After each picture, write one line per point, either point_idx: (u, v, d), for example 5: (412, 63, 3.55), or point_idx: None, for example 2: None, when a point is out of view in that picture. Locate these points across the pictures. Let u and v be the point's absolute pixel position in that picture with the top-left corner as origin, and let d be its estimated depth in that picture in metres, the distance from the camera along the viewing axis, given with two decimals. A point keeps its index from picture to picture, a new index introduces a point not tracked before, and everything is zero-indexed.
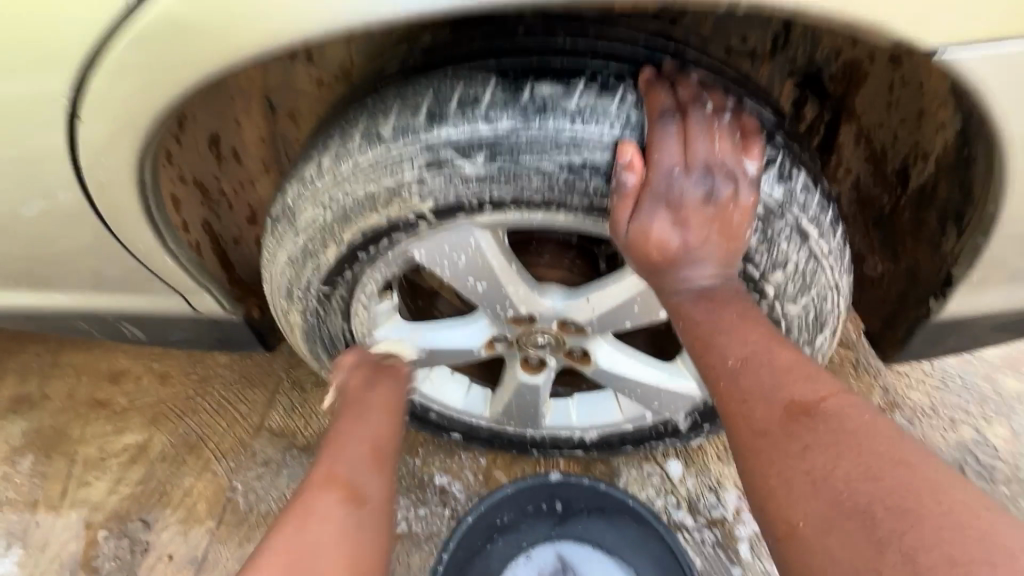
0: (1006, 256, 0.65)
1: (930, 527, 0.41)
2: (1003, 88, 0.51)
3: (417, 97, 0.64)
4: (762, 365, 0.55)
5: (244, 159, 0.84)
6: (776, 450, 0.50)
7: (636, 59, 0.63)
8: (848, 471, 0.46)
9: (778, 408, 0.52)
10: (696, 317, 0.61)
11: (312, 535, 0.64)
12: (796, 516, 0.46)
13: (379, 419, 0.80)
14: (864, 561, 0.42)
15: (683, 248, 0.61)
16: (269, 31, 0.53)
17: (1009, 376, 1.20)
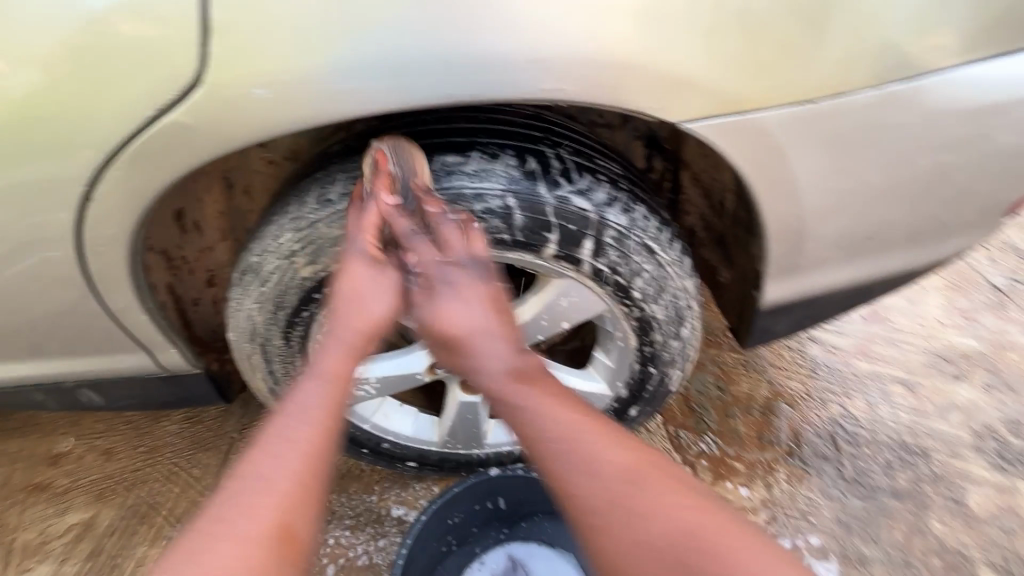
0: (789, 255, 0.85)
1: (638, 487, 0.66)
2: (737, 144, 0.70)
3: (356, 169, 0.81)
4: (599, 441, 0.69)
5: (205, 229, 0.98)
6: (549, 436, 0.69)
7: (515, 131, 0.81)
8: (602, 453, 0.68)
9: (552, 404, 0.72)
10: (503, 394, 0.73)
11: (247, 509, 0.61)
12: (566, 487, 0.67)
13: (319, 387, 0.70)
14: (606, 505, 0.65)
15: (463, 327, 0.75)
16: (258, 124, 0.65)
17: (862, 360, 1.47)
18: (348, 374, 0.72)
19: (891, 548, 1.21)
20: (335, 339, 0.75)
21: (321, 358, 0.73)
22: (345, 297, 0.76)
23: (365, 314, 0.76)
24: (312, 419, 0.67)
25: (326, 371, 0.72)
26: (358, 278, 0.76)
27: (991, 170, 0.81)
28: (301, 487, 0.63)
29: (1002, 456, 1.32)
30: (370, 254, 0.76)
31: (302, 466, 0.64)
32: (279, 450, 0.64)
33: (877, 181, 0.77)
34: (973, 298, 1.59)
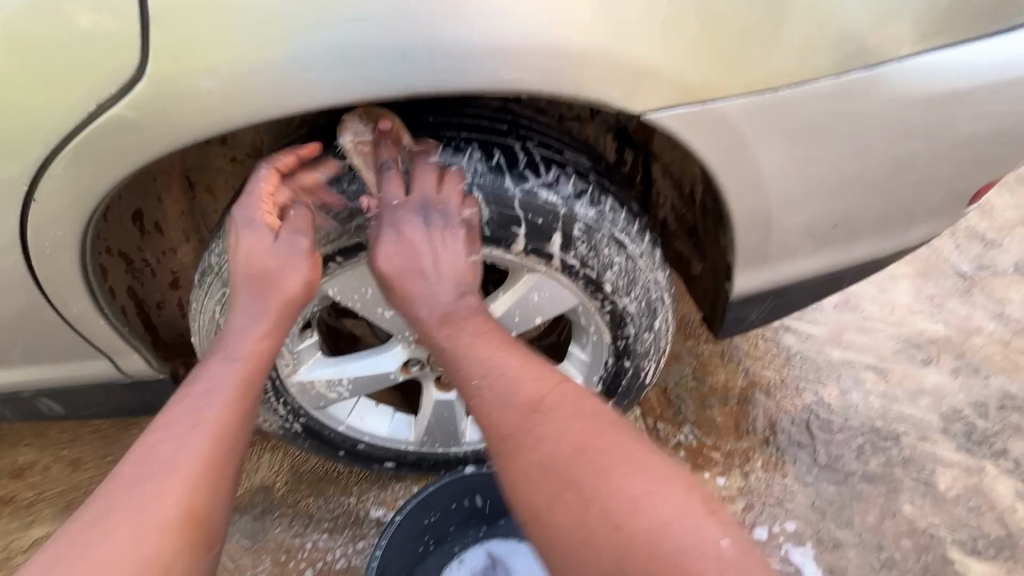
0: (757, 245, 0.85)
1: (558, 413, 0.66)
2: (699, 135, 0.70)
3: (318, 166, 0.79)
4: (506, 371, 0.70)
5: (166, 230, 0.95)
6: (476, 368, 0.70)
7: (481, 124, 0.79)
8: (523, 381, 0.69)
9: (484, 337, 0.73)
10: (439, 341, 0.74)
11: (147, 491, 0.57)
12: (489, 418, 0.68)
13: (213, 375, 0.66)
14: (522, 430, 0.66)
15: (412, 269, 0.75)
16: (209, 119, 0.63)
17: (834, 347, 1.50)
18: (255, 355, 0.69)
19: (863, 531, 1.23)
20: (246, 310, 0.71)
21: (223, 342, 0.70)
22: (241, 274, 0.72)
23: (273, 269, 0.72)
24: (217, 398, 0.64)
25: (225, 357, 0.68)
26: (260, 250, 0.72)
27: (952, 157, 0.83)
28: (186, 484, 0.58)
29: (970, 437, 1.35)
30: (268, 221, 0.73)
31: (187, 460, 0.60)
32: (164, 449, 0.60)
33: (841, 169, 0.78)
34: (941, 284, 1.63)
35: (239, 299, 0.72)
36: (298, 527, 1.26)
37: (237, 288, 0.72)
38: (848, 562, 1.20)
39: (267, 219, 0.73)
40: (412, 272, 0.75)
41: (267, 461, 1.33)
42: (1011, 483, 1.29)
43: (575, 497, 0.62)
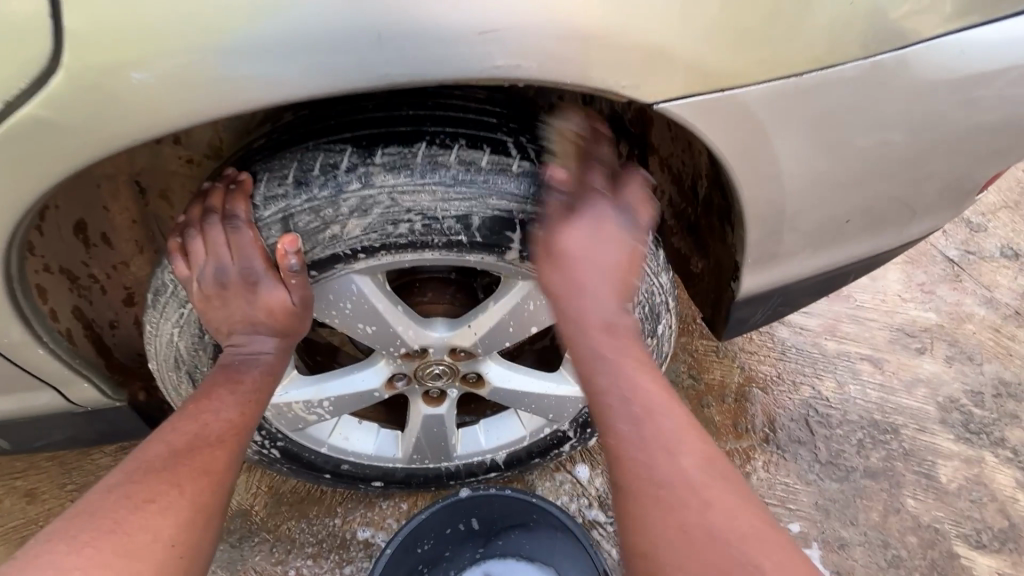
0: (767, 243, 0.80)
1: (715, 486, 0.61)
2: (712, 127, 0.63)
3: (283, 168, 0.69)
4: (655, 401, 0.66)
5: (116, 242, 0.85)
6: (632, 413, 0.65)
7: (467, 119, 0.71)
8: (677, 441, 0.64)
9: (639, 380, 0.68)
10: (591, 346, 0.71)
11: (191, 450, 0.66)
12: (640, 464, 0.63)
13: (236, 396, 0.73)
14: (672, 489, 0.61)
15: (582, 261, 0.72)
16: (152, 119, 0.54)
17: (829, 339, 1.47)
18: (268, 386, 0.77)
19: (868, 529, 1.21)
20: (259, 345, 0.77)
21: (239, 371, 0.75)
22: (245, 318, 0.75)
23: (288, 314, 0.76)
24: (248, 391, 0.74)
25: (241, 384, 0.74)
26: (269, 295, 0.74)
27: (967, 147, 0.78)
28: (211, 489, 0.64)
29: (967, 427, 1.34)
30: (270, 272, 0.73)
31: (212, 470, 0.65)
32: (193, 456, 0.65)
33: (858, 161, 0.73)
34: (930, 271, 1.61)
35: (256, 335, 0.77)
36: (280, 553, 1.17)
37: (252, 327, 0.76)
38: (855, 562, 1.17)
39: (270, 270, 0.73)
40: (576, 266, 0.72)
41: (243, 483, 1.24)
42: (1009, 472, 1.28)
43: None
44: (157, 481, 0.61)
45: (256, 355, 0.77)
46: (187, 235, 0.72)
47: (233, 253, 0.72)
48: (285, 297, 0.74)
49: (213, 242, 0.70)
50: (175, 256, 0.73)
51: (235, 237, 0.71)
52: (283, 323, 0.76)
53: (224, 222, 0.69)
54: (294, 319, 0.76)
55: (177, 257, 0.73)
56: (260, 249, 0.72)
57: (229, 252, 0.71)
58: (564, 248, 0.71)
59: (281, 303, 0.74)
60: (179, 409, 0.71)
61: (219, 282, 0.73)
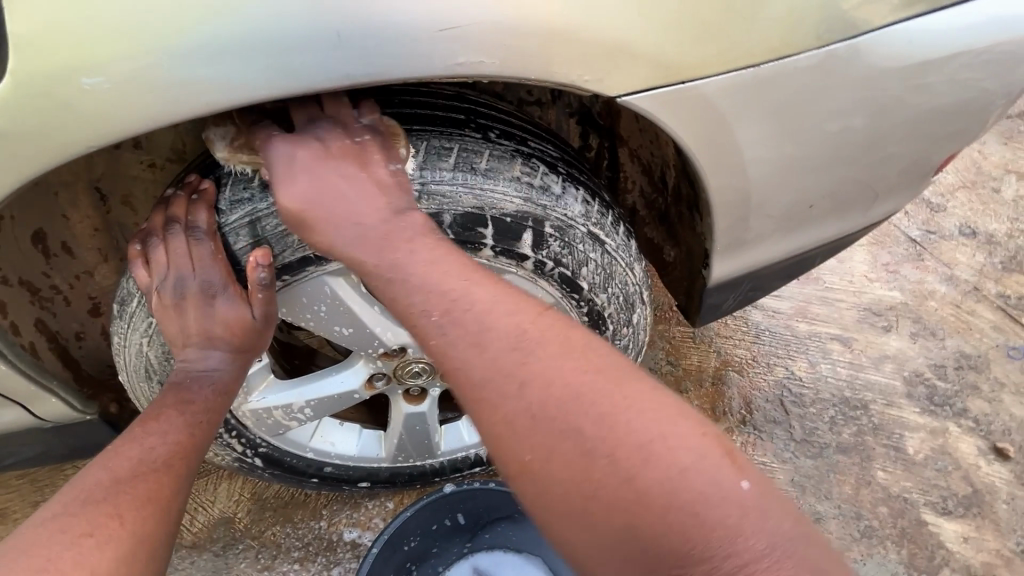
0: (734, 229, 0.82)
1: (541, 359, 0.55)
2: (674, 118, 0.64)
3: (248, 171, 0.69)
4: (463, 291, 0.60)
5: (78, 251, 0.83)
6: (455, 313, 0.59)
7: (435, 115, 0.71)
8: (492, 326, 0.57)
9: (432, 288, 0.60)
10: (392, 267, 0.63)
11: (129, 479, 0.61)
12: (461, 365, 0.57)
13: (183, 419, 0.70)
14: (511, 376, 0.55)
15: (324, 204, 0.64)
16: (104, 126, 0.53)
17: (800, 321, 1.51)
18: (222, 404, 0.75)
19: (841, 503, 1.25)
20: (212, 362, 0.75)
21: (189, 391, 0.73)
22: (200, 332, 0.73)
23: (247, 330, 0.74)
24: (195, 413, 0.72)
25: (193, 404, 0.72)
26: (225, 310, 0.73)
27: (920, 131, 0.81)
28: (156, 518, 0.60)
29: (932, 400, 1.39)
30: (231, 285, 0.72)
31: (158, 497, 0.62)
32: (135, 483, 0.61)
33: (818, 147, 0.75)
34: (894, 251, 1.67)
35: (206, 350, 0.74)
36: (266, 560, 1.16)
37: (203, 339, 0.73)
38: (830, 535, 1.21)
39: (230, 284, 0.72)
40: (337, 194, 0.64)
41: (225, 490, 1.23)
42: (972, 441, 1.34)
43: (566, 428, 0.52)
44: (89, 517, 0.57)
45: (208, 375, 0.74)
46: (149, 242, 0.71)
47: (193, 266, 0.70)
48: (238, 311, 0.73)
49: (175, 252, 0.69)
50: (136, 263, 0.71)
51: (195, 248, 0.69)
52: (239, 337, 0.74)
53: (186, 232, 0.68)
54: (249, 333, 0.74)
55: (138, 263, 0.71)
56: (221, 262, 0.71)
57: (189, 264, 0.70)
58: (288, 194, 0.63)
59: (235, 317, 0.73)
60: (122, 434, 0.67)
61: (178, 294, 0.71)
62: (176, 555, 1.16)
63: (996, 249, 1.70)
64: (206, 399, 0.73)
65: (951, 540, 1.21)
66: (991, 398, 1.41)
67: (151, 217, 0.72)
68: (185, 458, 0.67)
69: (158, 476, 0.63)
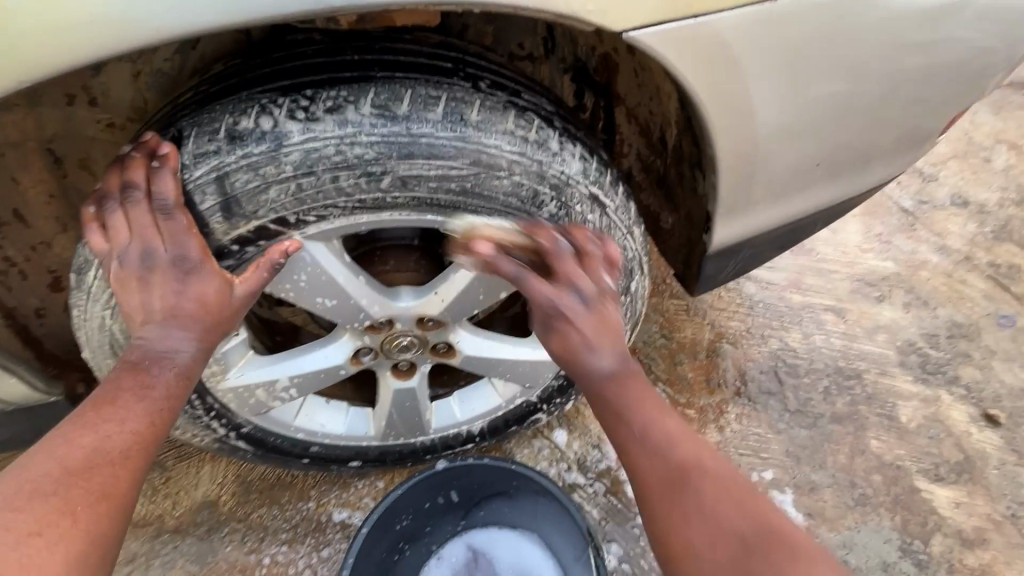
0: (740, 188, 0.78)
1: (720, 482, 0.60)
2: (683, 57, 0.60)
3: (214, 122, 0.63)
4: (655, 411, 0.65)
5: (31, 220, 0.76)
6: (638, 420, 0.64)
7: (419, 65, 0.66)
8: (676, 441, 0.63)
9: (633, 397, 0.65)
10: (608, 399, 0.66)
11: (81, 473, 0.57)
12: (647, 465, 0.62)
13: (143, 405, 0.63)
14: (692, 486, 0.59)
15: (580, 340, 0.65)
16: (35, 51, 0.48)
17: (794, 292, 1.49)
18: (183, 391, 0.67)
19: (836, 471, 1.24)
20: (174, 343, 0.65)
21: (148, 374, 0.65)
22: (165, 309, 0.64)
23: (225, 307, 0.66)
24: (156, 398, 0.64)
25: (152, 389, 0.64)
26: (198, 285, 0.64)
27: (927, 87, 0.79)
28: (111, 516, 0.57)
29: (924, 368, 1.39)
30: (208, 260, 0.64)
31: (112, 493, 0.58)
32: (87, 478, 0.57)
33: (825, 100, 0.72)
34: (887, 221, 1.65)
35: (171, 329, 0.65)
36: (252, 542, 1.12)
37: (164, 316, 0.64)
38: (825, 504, 1.21)
39: (206, 260, 0.64)
40: (567, 330, 0.66)
41: (207, 474, 1.18)
42: (963, 408, 1.34)
43: (736, 550, 0.55)
44: (37, 516, 0.54)
45: (167, 359, 0.65)
46: (105, 206, 0.63)
47: (165, 239, 0.63)
48: (212, 285, 0.65)
49: (139, 220, 0.62)
50: (90, 227, 0.64)
51: (166, 220, 0.63)
52: (209, 316, 0.66)
53: (150, 201, 0.62)
54: (220, 311, 0.66)
55: (93, 229, 0.64)
56: (196, 236, 0.64)
57: (159, 236, 0.63)
58: (543, 322, 0.68)
59: (207, 291, 0.65)
60: (78, 414, 0.62)
61: (143, 266, 0.63)
62: (158, 540, 1.12)
63: (987, 218, 1.69)
64: (165, 385, 0.65)
65: (944, 505, 1.21)
66: (982, 365, 1.41)
67: (104, 178, 0.65)
68: (145, 447, 0.62)
69: (116, 469, 0.59)
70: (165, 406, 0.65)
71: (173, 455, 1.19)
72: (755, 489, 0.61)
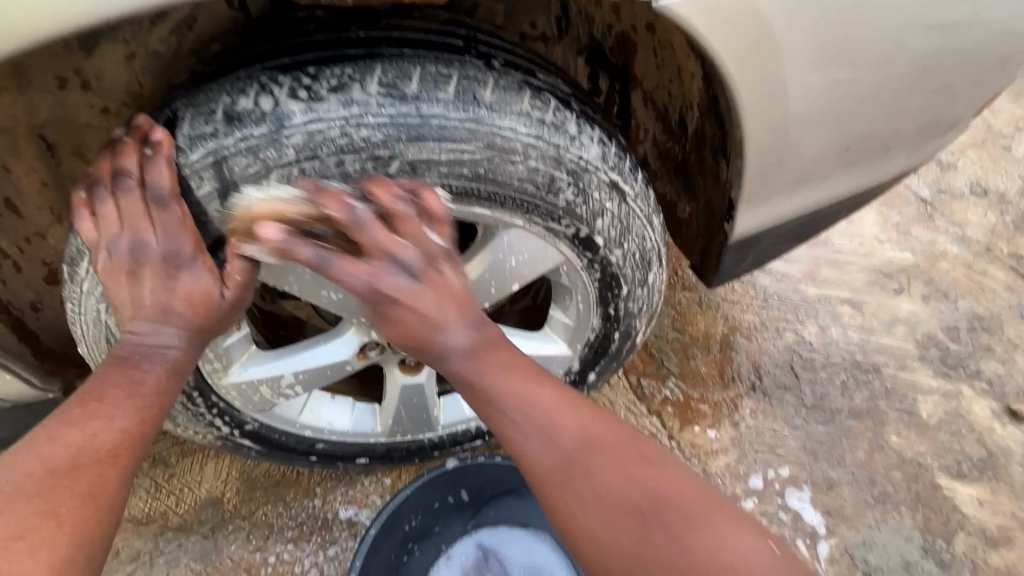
0: (766, 173, 0.75)
1: (607, 458, 0.59)
2: (716, 28, 0.57)
3: (212, 103, 0.60)
4: (524, 386, 0.62)
5: (24, 209, 0.73)
6: (512, 404, 0.61)
7: (427, 43, 0.62)
8: (553, 416, 0.60)
9: (502, 376, 0.62)
10: (471, 379, 0.62)
11: (66, 473, 0.55)
12: (536, 450, 0.60)
13: (133, 401, 0.60)
14: (582, 464, 0.59)
15: (417, 316, 0.61)
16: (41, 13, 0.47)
17: (809, 284, 1.45)
18: (174, 386, 0.64)
19: (855, 468, 1.21)
20: (164, 338, 0.63)
21: (139, 369, 0.62)
22: (156, 304, 0.62)
23: (215, 304, 0.64)
24: (145, 395, 0.61)
25: (143, 384, 0.62)
26: (188, 280, 0.62)
27: (962, 68, 0.75)
28: (99, 519, 0.55)
29: (944, 361, 1.35)
30: (202, 257, 0.62)
31: (101, 494, 0.56)
32: (73, 479, 0.55)
33: (852, 82, 0.68)
34: (905, 211, 1.60)
35: (160, 325, 0.62)
36: (257, 540, 1.10)
37: (150, 311, 0.62)
38: (844, 501, 1.18)
39: (200, 253, 0.62)
40: (404, 312, 0.61)
41: (211, 470, 1.16)
42: (985, 403, 1.30)
43: (634, 521, 0.57)
44: (21, 519, 0.51)
45: (157, 355, 0.63)
46: (94, 193, 0.60)
47: (158, 231, 0.60)
48: (206, 280, 0.62)
49: (131, 210, 0.60)
50: (80, 214, 0.61)
51: (162, 212, 0.60)
52: (200, 312, 0.63)
53: (142, 190, 0.59)
54: (212, 308, 0.63)
55: (84, 215, 0.61)
56: (191, 229, 0.62)
57: (152, 227, 0.60)
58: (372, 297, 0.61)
59: (199, 286, 0.62)
60: (63, 411, 0.58)
61: (133, 258, 0.61)
62: (161, 538, 1.10)
63: (1007, 208, 1.64)
64: (156, 382, 0.62)
65: (966, 503, 1.18)
66: (1005, 359, 1.37)
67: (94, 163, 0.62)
68: (134, 445, 0.59)
69: (103, 467, 0.56)
70: (155, 403, 0.62)
71: (176, 452, 1.17)
72: (638, 441, 0.62)
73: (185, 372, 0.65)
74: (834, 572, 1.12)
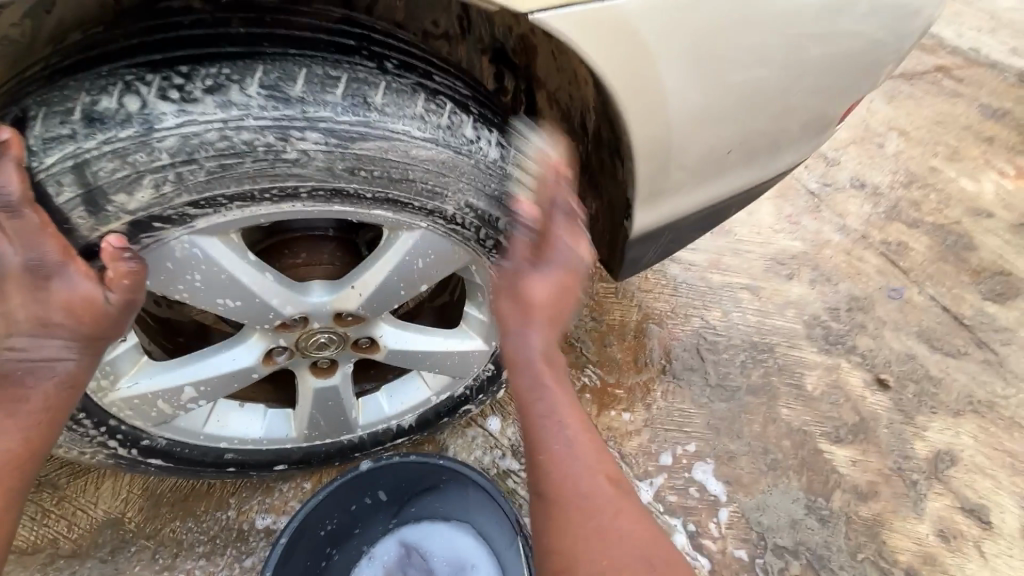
0: (658, 173, 0.79)
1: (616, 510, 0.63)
2: (589, 41, 0.61)
3: (69, 103, 0.56)
4: (574, 414, 0.67)
5: None
6: (552, 424, 0.65)
7: (316, 43, 0.61)
8: (586, 448, 0.65)
9: (556, 398, 0.66)
10: (523, 372, 0.67)
11: None
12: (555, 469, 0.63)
13: (13, 422, 0.62)
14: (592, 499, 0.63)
15: (516, 292, 0.67)
16: None
17: (714, 273, 1.56)
18: (66, 401, 0.64)
19: (751, 439, 1.33)
20: (49, 353, 0.62)
21: (20, 385, 0.62)
22: (33, 318, 0.59)
23: (99, 315, 0.61)
24: (28, 417, 0.62)
25: (26, 403, 0.62)
26: (63, 291, 0.59)
27: (827, 76, 0.83)
28: None
29: (828, 339, 1.51)
30: (73, 263, 0.58)
31: None
32: None
33: (729, 89, 0.73)
34: (796, 204, 1.77)
35: (40, 339, 0.61)
36: (165, 559, 1.04)
37: (25, 327, 0.60)
38: (741, 471, 1.29)
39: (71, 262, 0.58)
40: (514, 286, 0.67)
41: (109, 489, 1.08)
42: (859, 374, 1.47)
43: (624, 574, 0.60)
44: None
45: (43, 369, 0.62)
46: None
47: (14, 243, 0.55)
48: (85, 290, 0.59)
49: None
50: None
51: (12, 219, 0.54)
52: (83, 324, 0.61)
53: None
54: (99, 319, 0.61)
55: None
56: (55, 236, 0.57)
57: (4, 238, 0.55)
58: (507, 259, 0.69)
59: (80, 297, 0.59)
60: None
61: None
62: (52, 567, 1.01)
63: (881, 200, 1.84)
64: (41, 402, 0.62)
65: (842, 463, 1.33)
66: (875, 334, 1.54)
67: None
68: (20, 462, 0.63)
69: None
70: (40, 422, 0.63)
71: (68, 472, 1.08)
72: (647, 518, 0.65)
73: (77, 384, 0.64)
74: (734, 536, 1.22)
